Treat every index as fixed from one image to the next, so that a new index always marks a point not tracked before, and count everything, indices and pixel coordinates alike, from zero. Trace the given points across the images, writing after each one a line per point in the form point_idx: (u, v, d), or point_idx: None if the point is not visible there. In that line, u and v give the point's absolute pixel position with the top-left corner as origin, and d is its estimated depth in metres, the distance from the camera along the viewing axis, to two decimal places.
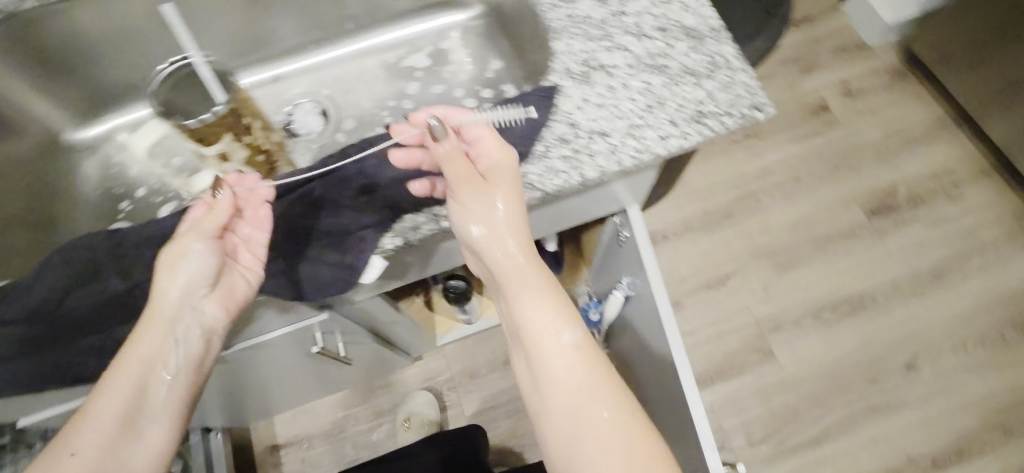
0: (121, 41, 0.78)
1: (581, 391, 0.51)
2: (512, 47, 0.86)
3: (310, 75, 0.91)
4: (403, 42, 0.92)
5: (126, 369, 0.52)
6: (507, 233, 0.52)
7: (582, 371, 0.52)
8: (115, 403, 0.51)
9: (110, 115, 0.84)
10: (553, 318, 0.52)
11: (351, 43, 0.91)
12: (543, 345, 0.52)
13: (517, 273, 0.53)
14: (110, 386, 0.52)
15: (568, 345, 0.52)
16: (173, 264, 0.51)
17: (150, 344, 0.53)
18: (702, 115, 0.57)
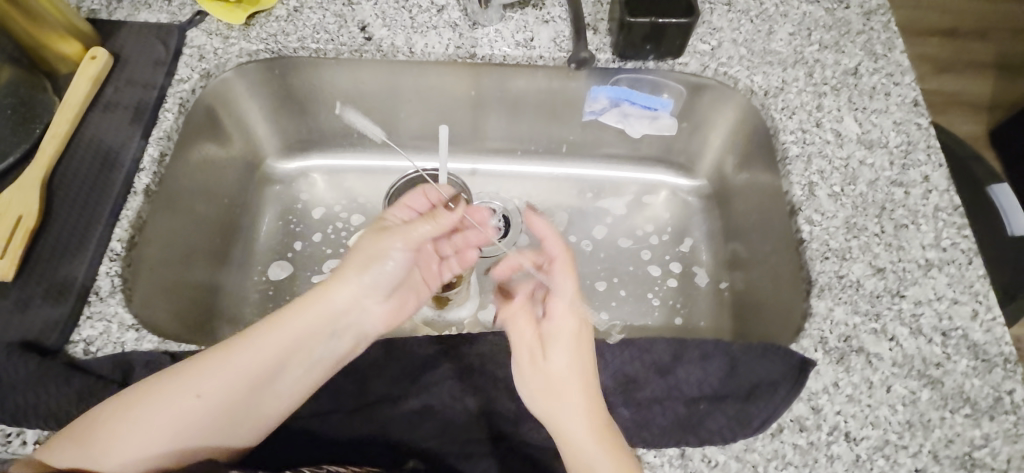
0: (357, 101, 0.78)
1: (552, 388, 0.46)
2: (719, 236, 0.81)
3: (506, 180, 0.87)
4: (607, 181, 0.87)
5: (292, 323, 0.49)
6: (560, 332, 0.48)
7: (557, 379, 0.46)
8: (256, 363, 0.47)
9: (310, 155, 0.83)
10: (569, 328, 0.48)
11: (559, 163, 0.88)
12: (560, 355, 0.47)
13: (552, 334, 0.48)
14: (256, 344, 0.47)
15: (559, 369, 0.46)
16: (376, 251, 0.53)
17: (279, 336, 0.48)
18: (972, 462, 0.47)
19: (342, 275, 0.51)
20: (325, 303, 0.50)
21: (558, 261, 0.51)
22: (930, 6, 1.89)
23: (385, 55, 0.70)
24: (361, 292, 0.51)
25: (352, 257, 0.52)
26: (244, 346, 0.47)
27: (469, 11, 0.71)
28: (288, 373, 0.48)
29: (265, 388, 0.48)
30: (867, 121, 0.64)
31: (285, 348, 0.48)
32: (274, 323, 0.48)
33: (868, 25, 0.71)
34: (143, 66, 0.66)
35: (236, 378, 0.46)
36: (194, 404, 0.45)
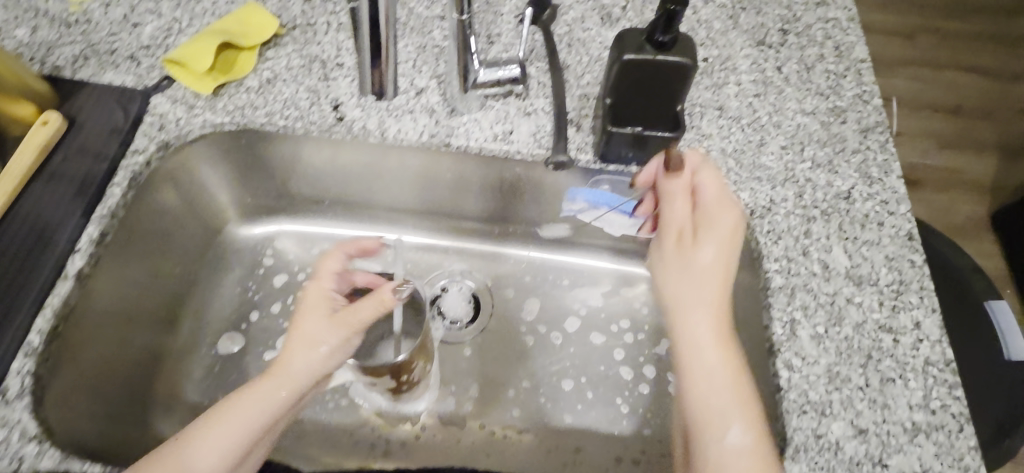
0: (329, 175, 0.75)
1: (694, 312, 0.49)
2: None
3: (481, 259, 0.84)
4: (587, 270, 0.83)
5: (268, 386, 0.51)
6: (686, 278, 0.50)
7: (697, 343, 0.48)
8: (238, 435, 0.49)
9: (278, 219, 0.79)
10: (713, 251, 0.51)
11: (538, 246, 0.83)
12: (712, 267, 0.50)
13: (702, 268, 0.50)
14: (232, 417, 0.49)
15: (704, 334, 0.49)
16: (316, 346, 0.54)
17: (252, 408, 0.50)
18: None
19: (293, 346, 0.52)
20: (286, 362, 0.52)
21: (705, 187, 0.54)
22: (938, 82, 1.86)
23: (355, 137, 0.67)
24: (315, 365, 0.52)
25: (306, 329, 0.53)
26: (218, 425, 0.49)
27: (448, 96, 0.68)
28: (273, 428, 0.52)
29: (257, 446, 0.51)
30: (858, 253, 0.60)
31: (265, 412, 0.50)
32: (246, 396, 0.50)
33: (865, 144, 0.67)
34: (98, 134, 0.63)
35: (224, 452, 0.48)
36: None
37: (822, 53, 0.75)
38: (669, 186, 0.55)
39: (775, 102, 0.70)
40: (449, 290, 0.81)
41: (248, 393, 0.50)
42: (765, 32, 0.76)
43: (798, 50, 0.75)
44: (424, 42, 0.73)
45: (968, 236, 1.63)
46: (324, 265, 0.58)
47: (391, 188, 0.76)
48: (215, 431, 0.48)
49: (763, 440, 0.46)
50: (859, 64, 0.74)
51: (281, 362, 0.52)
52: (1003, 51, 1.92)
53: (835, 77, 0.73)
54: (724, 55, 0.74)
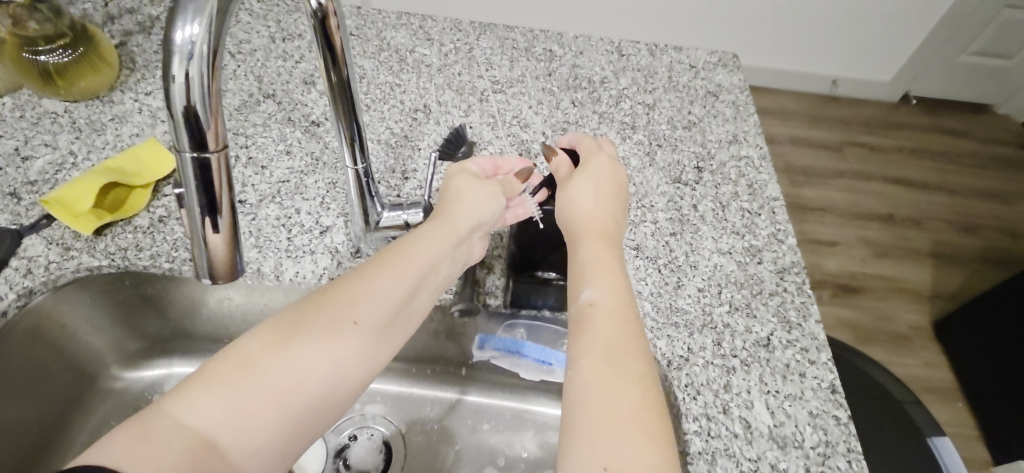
0: (226, 313, 0.69)
1: (589, 308, 0.46)
2: None
3: (396, 403, 0.77)
4: (513, 413, 0.76)
5: (366, 282, 0.47)
6: (588, 268, 0.49)
7: (603, 322, 0.45)
8: (337, 316, 0.45)
9: (171, 360, 0.72)
10: (606, 259, 0.50)
11: (454, 387, 0.78)
12: (599, 258, 0.50)
13: (583, 262, 0.50)
14: (334, 298, 0.45)
15: (604, 302, 0.46)
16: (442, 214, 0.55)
17: (363, 286, 0.46)
18: None
19: (416, 238, 0.51)
20: (393, 263, 0.49)
21: (583, 145, 0.62)
22: (868, 192, 1.96)
23: (249, 279, 0.62)
24: (430, 256, 0.51)
25: (453, 221, 0.54)
26: (342, 285, 0.46)
27: (353, 236, 0.65)
28: (362, 365, 0.45)
29: (315, 386, 0.42)
30: (780, 410, 0.56)
31: (342, 331, 0.44)
32: (368, 273, 0.48)
33: (781, 286, 0.66)
34: None
35: (299, 353, 0.42)
36: (318, 345, 0.43)
37: (736, 191, 0.76)
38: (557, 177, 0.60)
39: (692, 240, 0.70)
40: (358, 438, 0.75)
41: (353, 280, 0.47)
42: (680, 170, 0.77)
43: (712, 188, 0.76)
44: (336, 177, 0.71)
45: (914, 344, 1.63)
46: (475, 160, 0.62)
47: None
48: (331, 298, 0.45)
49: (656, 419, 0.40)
50: (772, 203, 0.75)
51: (393, 259, 0.49)
52: (921, 165, 2.06)
53: (749, 215, 0.73)
54: (641, 192, 0.74)
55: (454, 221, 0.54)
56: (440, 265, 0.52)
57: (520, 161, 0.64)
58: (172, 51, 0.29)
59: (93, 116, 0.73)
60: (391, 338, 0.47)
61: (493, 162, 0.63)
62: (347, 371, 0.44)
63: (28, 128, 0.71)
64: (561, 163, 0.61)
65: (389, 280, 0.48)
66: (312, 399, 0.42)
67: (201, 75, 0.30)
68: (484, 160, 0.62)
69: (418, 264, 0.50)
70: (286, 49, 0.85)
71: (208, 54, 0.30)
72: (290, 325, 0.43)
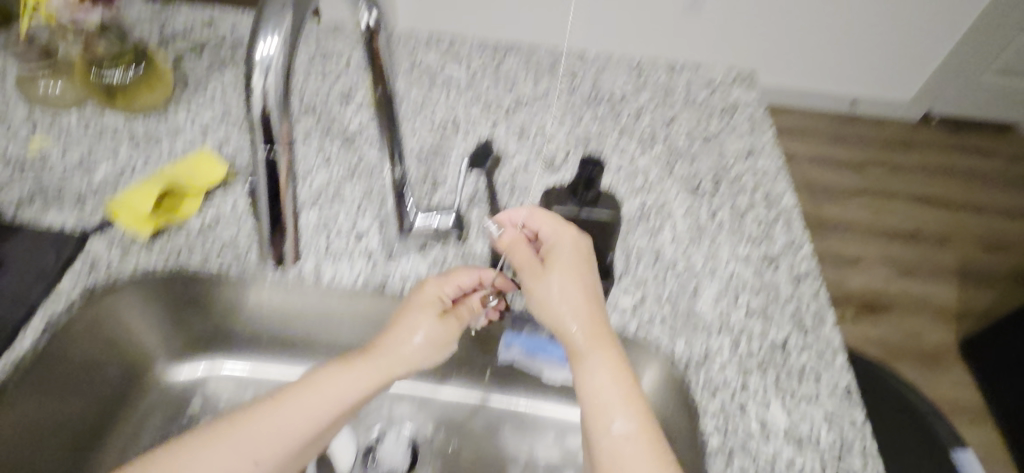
0: (267, 314, 0.73)
1: (599, 392, 0.51)
2: None
3: (423, 405, 0.81)
4: (534, 416, 0.79)
5: (315, 389, 0.56)
6: (590, 342, 0.53)
7: (609, 407, 0.50)
8: (279, 429, 0.53)
9: (212, 358, 0.76)
10: (598, 332, 0.53)
11: (478, 390, 0.81)
12: (597, 337, 0.53)
13: (593, 355, 0.52)
14: (308, 383, 0.56)
15: (629, 428, 0.49)
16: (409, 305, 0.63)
17: (336, 366, 0.58)
18: None
19: (345, 360, 0.58)
20: (348, 369, 0.57)
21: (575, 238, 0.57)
22: (888, 211, 1.95)
23: (292, 280, 0.67)
24: (395, 340, 0.59)
25: (397, 336, 0.60)
26: (296, 384, 0.56)
27: (388, 241, 0.69)
28: (285, 464, 0.55)
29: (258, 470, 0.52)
30: (797, 410, 0.58)
31: (329, 393, 0.56)
32: (334, 367, 0.58)
33: (797, 292, 0.68)
34: (23, 276, 0.62)
35: (241, 455, 0.52)
36: (263, 437, 0.53)
37: (752, 202, 0.78)
38: (563, 243, 0.56)
39: (710, 247, 0.72)
40: (384, 439, 0.75)
41: (295, 390, 0.56)
42: (698, 181, 0.80)
43: (729, 199, 0.78)
44: (371, 187, 0.75)
45: (940, 363, 1.61)
46: (501, 214, 0.61)
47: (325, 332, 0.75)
48: (274, 408, 0.54)
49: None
50: (788, 213, 0.77)
51: (357, 360, 0.58)
52: (945, 183, 2.05)
53: (767, 224, 0.76)
54: (659, 201, 0.77)
55: (404, 330, 0.60)
56: (386, 377, 0.58)
57: (532, 210, 0.59)
58: (254, 64, 0.36)
59: (150, 130, 0.79)
60: (339, 400, 0.56)
61: (512, 213, 0.60)
62: (263, 460, 0.52)
63: (92, 139, 0.77)
64: (571, 236, 0.56)
65: (330, 393, 0.56)
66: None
67: (274, 84, 0.37)
68: (507, 212, 0.60)
69: (366, 371, 0.58)
70: (326, 68, 0.90)
71: (282, 66, 0.36)
72: (252, 417, 0.53)
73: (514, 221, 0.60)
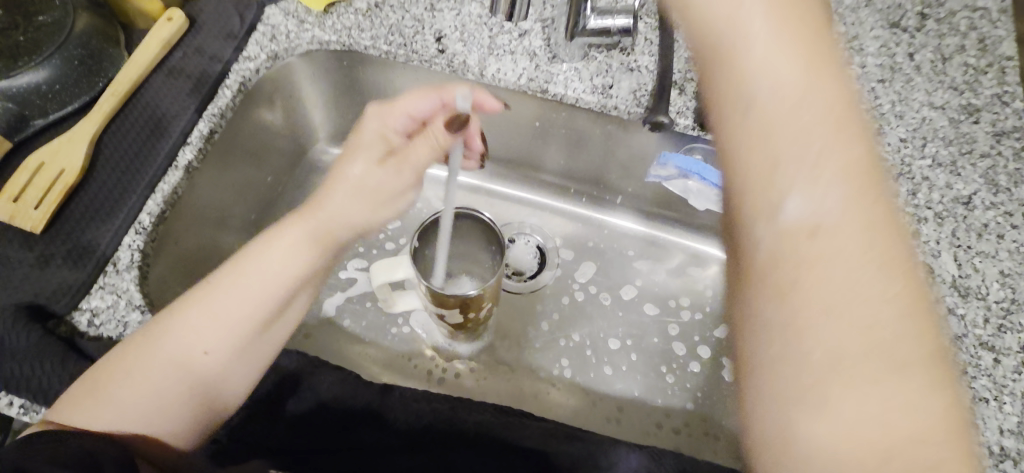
0: None
1: (801, 170, 0.32)
2: None
3: (552, 215, 0.81)
4: (659, 242, 0.78)
5: (260, 258, 0.49)
6: (780, 90, 0.32)
7: (828, 248, 0.30)
8: (238, 287, 0.47)
9: None
10: (796, 96, 0.32)
11: (606, 212, 0.80)
12: (788, 88, 0.32)
13: (775, 88, 0.33)
14: (238, 277, 0.48)
15: (824, 209, 0.31)
16: (349, 195, 0.51)
17: (282, 244, 0.49)
18: None
19: (274, 239, 0.50)
20: (294, 227, 0.50)
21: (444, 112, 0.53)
22: None
23: (455, 71, 0.67)
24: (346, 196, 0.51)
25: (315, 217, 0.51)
26: (205, 296, 0.47)
27: (552, 42, 0.67)
28: (267, 330, 0.48)
29: (250, 339, 0.47)
30: (969, 263, 0.56)
31: (271, 267, 0.49)
32: (279, 239, 0.50)
33: (996, 149, 0.62)
34: (215, 37, 0.65)
35: (214, 322, 0.46)
36: (233, 294, 0.47)
37: (962, 44, 0.68)
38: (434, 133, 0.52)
39: (901, 90, 0.65)
40: (516, 242, 0.79)
41: (221, 278, 0.48)
42: (900, 14, 0.70)
43: (935, 38, 0.68)
44: None
45: None
46: (401, 102, 0.53)
47: None
48: (228, 275, 0.48)
49: (855, 364, 0.29)
50: (1004, 61, 0.66)
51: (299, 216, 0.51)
52: None
53: (973, 72, 0.66)
54: (851, 34, 0.68)
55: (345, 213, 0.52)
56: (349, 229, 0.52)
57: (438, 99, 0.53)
58: None
59: None
60: (299, 267, 0.50)
61: (419, 101, 0.53)
62: (244, 343, 0.47)
63: None
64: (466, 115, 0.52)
65: (288, 245, 0.50)
66: (215, 365, 0.46)
67: None
68: (405, 98, 0.54)
69: (322, 227, 0.51)
70: None
71: None
72: (225, 277, 0.48)
73: (417, 112, 0.54)
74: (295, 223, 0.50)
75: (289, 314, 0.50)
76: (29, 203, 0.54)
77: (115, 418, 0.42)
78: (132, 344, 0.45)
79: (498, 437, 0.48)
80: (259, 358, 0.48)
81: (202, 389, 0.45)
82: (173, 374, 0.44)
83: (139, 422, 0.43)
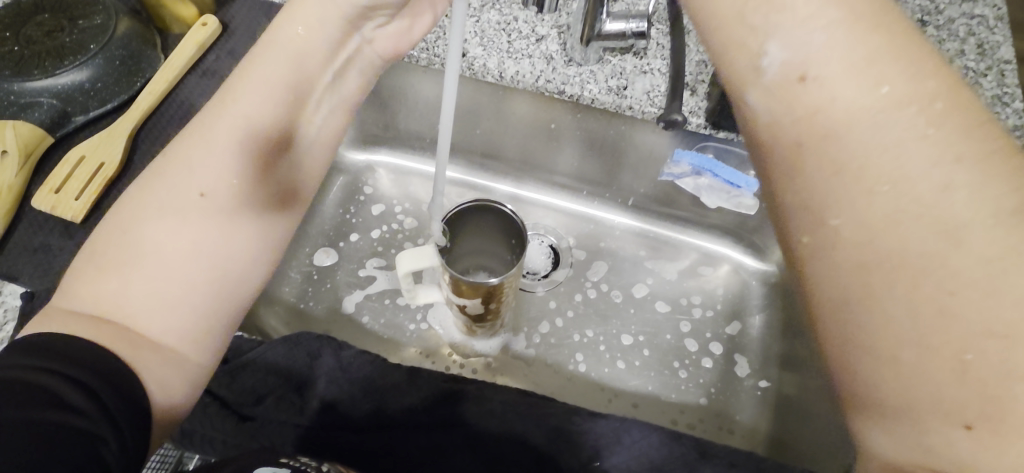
0: (436, 111, 0.78)
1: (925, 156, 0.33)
2: (765, 323, 0.74)
3: (564, 215, 0.82)
4: (670, 242, 0.80)
5: (218, 112, 0.46)
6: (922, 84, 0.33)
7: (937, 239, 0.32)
8: (210, 148, 0.45)
9: (379, 151, 0.84)
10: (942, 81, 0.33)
11: (617, 213, 0.82)
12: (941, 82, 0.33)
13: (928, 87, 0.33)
14: (203, 136, 0.46)
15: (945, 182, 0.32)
16: (337, 39, 0.48)
17: (236, 87, 0.47)
18: None
19: (235, 91, 0.46)
20: (252, 71, 0.47)
21: None
22: None
23: (475, 73, 0.71)
24: (327, 36, 0.47)
25: (295, 62, 0.47)
26: (169, 162, 0.45)
27: (568, 45, 0.71)
28: (258, 187, 0.47)
29: (241, 194, 0.46)
30: None
31: (229, 113, 0.46)
32: (232, 88, 0.47)
33: None
34: (247, 40, 0.69)
35: (188, 187, 0.44)
36: (205, 156, 0.45)
37: (961, 49, 0.71)
38: None
39: None
40: (531, 243, 0.81)
41: (191, 145, 0.45)
42: None
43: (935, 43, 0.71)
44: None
45: None
46: None
47: (485, 135, 0.79)
48: (195, 140, 0.46)
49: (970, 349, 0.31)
50: (1002, 65, 0.69)
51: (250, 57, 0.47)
52: None
53: (973, 75, 0.69)
54: None
55: (325, 49, 0.48)
56: (329, 69, 0.49)
57: None
58: None
59: None
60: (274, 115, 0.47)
61: None
62: (236, 202, 0.46)
63: None
64: None
65: (250, 90, 0.46)
66: (212, 231, 0.44)
67: None
68: None
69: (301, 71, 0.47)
70: None
71: None
72: (185, 155, 0.45)
73: None
74: (243, 87, 0.46)
75: (278, 180, 0.48)
76: (70, 194, 0.56)
77: (112, 304, 0.41)
78: (108, 250, 0.42)
79: (522, 420, 0.49)
80: (256, 210, 0.47)
81: (217, 284, 0.44)
82: (176, 271, 0.42)
83: (169, 335, 0.41)
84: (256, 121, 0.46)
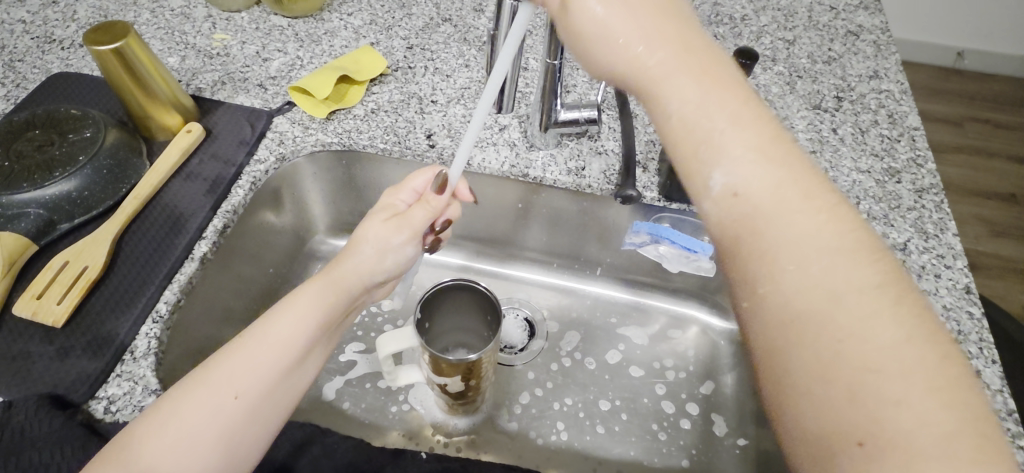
0: None
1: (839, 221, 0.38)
2: (736, 380, 0.77)
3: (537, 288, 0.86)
4: (640, 308, 0.84)
5: (269, 324, 0.50)
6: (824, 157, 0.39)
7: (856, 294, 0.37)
8: (252, 354, 0.48)
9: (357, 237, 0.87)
10: None
11: (587, 283, 0.86)
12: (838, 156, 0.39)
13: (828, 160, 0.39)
14: (248, 343, 0.49)
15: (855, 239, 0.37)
16: (360, 275, 0.56)
17: (287, 308, 0.52)
18: None
19: (283, 312, 0.51)
20: (304, 299, 0.52)
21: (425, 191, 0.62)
22: (997, 171, 1.76)
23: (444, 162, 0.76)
24: (359, 280, 0.56)
25: (332, 292, 0.54)
26: (212, 362, 0.48)
27: (529, 133, 0.78)
28: (282, 396, 0.49)
29: (267, 407, 0.48)
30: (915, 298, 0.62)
31: (279, 331, 0.50)
32: (284, 308, 0.52)
33: (919, 202, 0.71)
34: (229, 143, 0.73)
35: (221, 389, 0.46)
36: (247, 362, 0.48)
37: (876, 119, 0.80)
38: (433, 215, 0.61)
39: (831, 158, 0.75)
40: (506, 316, 0.83)
41: (233, 349, 0.49)
42: (820, 98, 0.82)
43: (853, 115, 0.80)
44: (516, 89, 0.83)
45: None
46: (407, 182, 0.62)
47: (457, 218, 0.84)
48: (241, 345, 0.49)
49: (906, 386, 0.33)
50: (912, 131, 0.79)
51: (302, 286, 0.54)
52: None
53: (889, 141, 0.78)
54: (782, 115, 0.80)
55: (353, 288, 0.56)
56: (350, 305, 0.56)
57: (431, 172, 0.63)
58: None
59: (310, 30, 0.86)
60: (308, 336, 0.51)
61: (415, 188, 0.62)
62: (261, 409, 0.47)
63: (263, 37, 0.85)
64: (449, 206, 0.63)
65: (292, 320, 0.51)
66: (235, 430, 0.46)
67: None
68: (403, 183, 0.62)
69: (337, 297, 0.54)
70: None
71: None
72: (225, 360, 0.48)
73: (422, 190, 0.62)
74: (290, 308, 0.52)
75: (300, 383, 0.51)
76: (52, 299, 0.57)
77: None
78: (138, 431, 0.45)
79: None
80: (276, 412, 0.49)
81: None
82: (194, 462, 0.44)
83: None
84: (295, 343, 0.50)
